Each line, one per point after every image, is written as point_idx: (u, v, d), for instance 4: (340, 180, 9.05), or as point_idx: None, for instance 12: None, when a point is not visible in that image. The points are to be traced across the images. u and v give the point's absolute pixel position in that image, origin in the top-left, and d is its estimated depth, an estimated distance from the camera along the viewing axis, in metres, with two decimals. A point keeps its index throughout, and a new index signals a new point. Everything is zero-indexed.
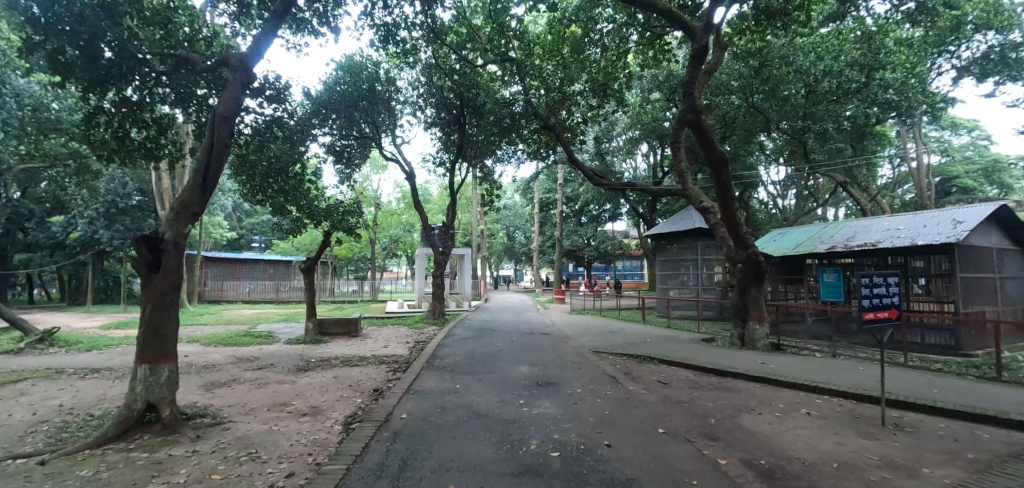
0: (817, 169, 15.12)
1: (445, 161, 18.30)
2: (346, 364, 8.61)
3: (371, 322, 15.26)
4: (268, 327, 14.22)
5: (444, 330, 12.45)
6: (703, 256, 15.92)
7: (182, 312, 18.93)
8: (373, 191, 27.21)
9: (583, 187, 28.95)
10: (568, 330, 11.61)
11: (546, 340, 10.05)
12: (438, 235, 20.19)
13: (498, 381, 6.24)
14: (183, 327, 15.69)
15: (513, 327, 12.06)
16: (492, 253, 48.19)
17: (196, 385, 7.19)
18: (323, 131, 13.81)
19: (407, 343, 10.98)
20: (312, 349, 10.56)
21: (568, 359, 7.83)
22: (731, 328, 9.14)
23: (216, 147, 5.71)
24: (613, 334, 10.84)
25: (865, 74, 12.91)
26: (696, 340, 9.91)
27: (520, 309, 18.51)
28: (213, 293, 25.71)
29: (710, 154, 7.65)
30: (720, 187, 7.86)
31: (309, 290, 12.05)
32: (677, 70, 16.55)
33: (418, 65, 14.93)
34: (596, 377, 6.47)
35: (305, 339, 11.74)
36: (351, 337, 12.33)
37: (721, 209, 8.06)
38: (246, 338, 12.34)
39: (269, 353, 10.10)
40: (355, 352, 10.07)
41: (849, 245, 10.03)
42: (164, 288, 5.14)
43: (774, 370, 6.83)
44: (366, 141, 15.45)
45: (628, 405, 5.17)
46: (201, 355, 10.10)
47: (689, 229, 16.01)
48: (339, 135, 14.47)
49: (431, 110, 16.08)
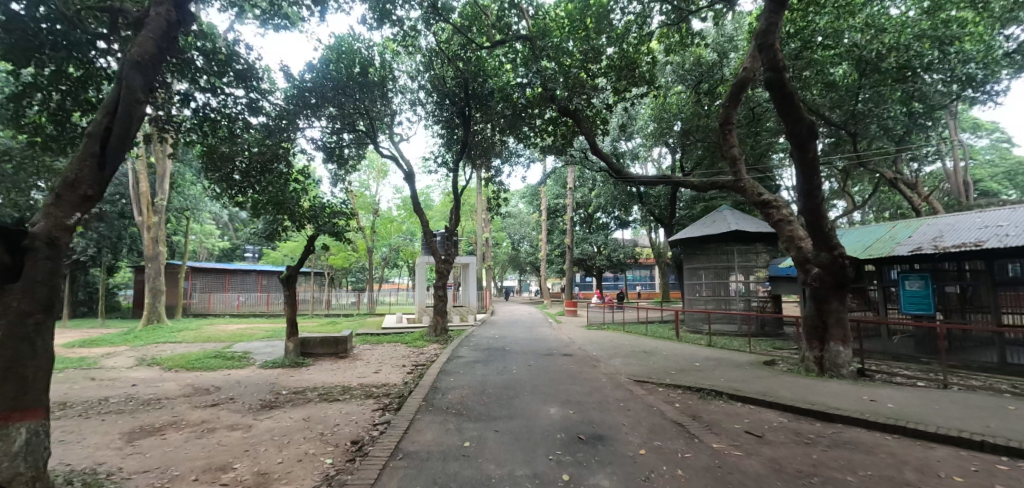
0: (868, 158, 13.41)
1: (446, 161, 16.68)
2: (322, 398, 6.81)
3: (365, 340, 13.47)
4: (246, 346, 12.41)
5: (448, 349, 10.66)
6: (738, 264, 14.00)
7: (159, 327, 17.16)
8: (370, 197, 25.52)
9: (593, 192, 27.33)
10: (594, 350, 9.77)
11: (570, 364, 8.24)
12: (439, 242, 18.45)
13: (525, 433, 4.46)
14: (154, 346, 13.89)
15: (528, 346, 10.24)
16: (496, 263, 46.40)
17: (118, 435, 5.38)
18: (313, 124, 12.18)
19: (402, 367, 9.18)
20: (289, 376, 8.78)
21: (608, 393, 6.05)
22: (805, 351, 7.34)
23: (121, 102, 4.03)
24: (650, 355, 8.98)
25: (937, 47, 11.12)
26: (755, 363, 8.09)
27: (532, 323, 16.68)
28: (200, 306, 23.96)
29: (792, 126, 6.10)
30: (804, 168, 6.28)
31: (290, 305, 10.29)
32: (707, 56, 14.98)
33: (418, 53, 13.36)
34: (657, 426, 4.69)
35: (282, 362, 9.94)
36: (339, 358, 10.56)
37: (802, 197, 6.45)
38: (216, 360, 10.56)
39: (235, 381, 8.31)
40: (339, 379, 8.28)
41: (939, 245, 8.19)
42: (26, 307, 3.42)
43: (898, 412, 5.04)
44: (361, 137, 13.90)
45: (731, 483, 3.38)
46: (153, 384, 8.31)
47: (720, 234, 13.99)
48: (330, 129, 12.83)
49: (432, 104, 14.49)
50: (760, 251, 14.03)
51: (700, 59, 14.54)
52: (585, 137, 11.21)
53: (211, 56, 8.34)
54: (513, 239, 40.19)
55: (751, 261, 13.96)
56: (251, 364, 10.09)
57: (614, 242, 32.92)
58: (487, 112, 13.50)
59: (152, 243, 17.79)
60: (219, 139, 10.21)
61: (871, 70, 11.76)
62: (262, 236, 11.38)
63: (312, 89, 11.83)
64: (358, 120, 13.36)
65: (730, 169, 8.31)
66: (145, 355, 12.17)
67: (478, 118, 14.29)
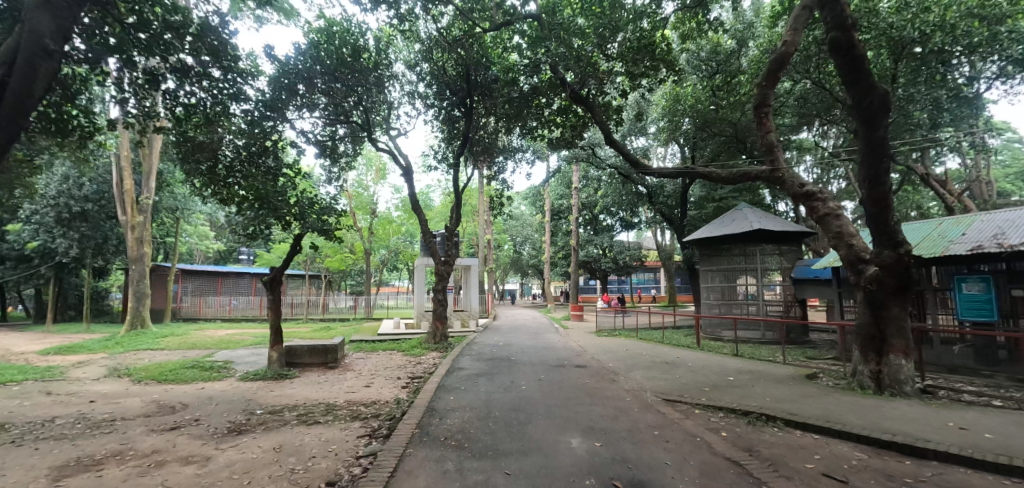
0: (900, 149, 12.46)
1: (446, 157, 15.73)
2: (301, 421, 5.83)
3: (358, 347, 12.51)
4: (229, 355, 11.43)
5: (447, 360, 9.70)
6: (760, 266, 12.98)
7: (142, 333, 16.18)
8: (368, 196, 24.54)
9: (599, 192, 26.40)
10: (610, 361, 8.77)
11: (586, 377, 7.26)
12: (440, 243, 17.49)
13: (545, 476, 3.50)
14: (133, 354, 12.90)
15: (535, 356, 9.26)
16: (498, 266, 45.41)
17: (44, 472, 4.41)
18: (302, 113, 11.17)
19: (397, 380, 8.21)
20: (269, 391, 7.81)
21: (638, 417, 5.08)
22: (860, 364, 6.37)
23: None
24: (675, 367, 7.99)
25: (986, 26, 10.20)
26: (797, 377, 7.10)
27: (538, 329, 15.73)
28: (190, 310, 22.99)
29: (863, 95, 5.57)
30: (871, 145, 5.68)
31: (274, 310, 9.34)
32: (726, 44, 14.03)
33: (416, 38, 12.37)
34: (711, 466, 3.74)
35: (265, 373, 8.98)
36: (328, 369, 9.60)
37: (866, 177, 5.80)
38: (193, 370, 9.60)
39: (207, 398, 7.35)
40: (324, 395, 7.32)
41: (1004, 244, 7.17)
42: None
43: (1004, 445, 4.09)
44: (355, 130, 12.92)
45: None
46: (115, 401, 7.34)
47: (741, 234, 13.00)
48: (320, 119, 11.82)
49: (432, 94, 13.51)
50: (784, 252, 13.00)
51: (717, 45, 13.66)
52: (598, 127, 10.20)
53: (179, 31, 7.39)
54: (515, 242, 39.22)
55: (775, 263, 12.97)
56: (231, 376, 9.12)
57: (620, 244, 31.97)
58: (491, 102, 12.57)
59: (136, 244, 16.81)
60: (196, 128, 9.34)
61: (909, 53, 10.79)
62: (245, 236, 10.41)
63: (300, 75, 10.85)
64: (352, 111, 12.38)
65: (764, 157, 7.42)
66: (118, 365, 11.19)
67: (481, 108, 13.38)
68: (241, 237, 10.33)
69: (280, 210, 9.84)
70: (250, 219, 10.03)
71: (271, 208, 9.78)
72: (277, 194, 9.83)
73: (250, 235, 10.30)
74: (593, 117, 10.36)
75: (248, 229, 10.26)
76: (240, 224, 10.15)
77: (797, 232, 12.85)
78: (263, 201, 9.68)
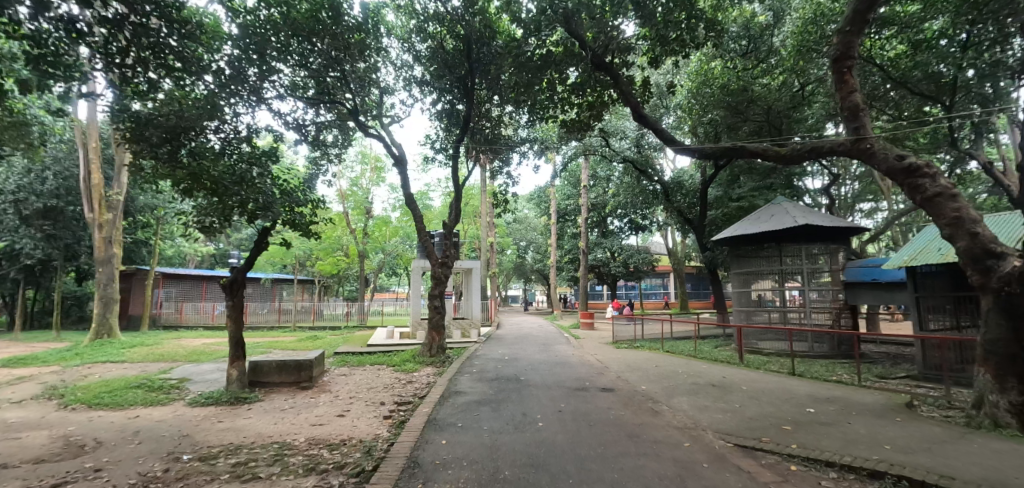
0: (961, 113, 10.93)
1: (444, 148, 14.20)
2: (233, 475, 4.23)
3: (342, 362, 10.90)
4: (191, 370, 9.81)
5: (442, 379, 8.10)
6: (806, 269, 11.20)
7: (108, 343, 14.57)
8: (363, 194, 23.12)
9: (610, 192, 24.91)
10: (642, 382, 7.11)
11: (619, 407, 5.60)
12: (438, 244, 15.87)
13: None
14: (85, 368, 11.25)
15: (550, 375, 7.61)
16: (501, 272, 43.90)
17: None
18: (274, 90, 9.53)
19: (378, 408, 6.58)
20: (216, 422, 6.19)
21: (713, 480, 3.46)
22: (996, 394, 4.77)
23: None
24: (728, 392, 6.33)
25: None
26: (895, 409, 5.45)
27: (548, 340, 14.10)
28: (171, 317, 21.46)
29: None
30: None
31: (234, 320, 7.74)
32: (760, 20, 12.64)
33: (411, 11, 10.77)
34: None
35: (221, 396, 7.38)
36: (300, 390, 8.01)
37: None
38: (139, 391, 8.00)
39: (132, 434, 5.74)
40: (281, 430, 5.71)
41: None
42: None
43: None
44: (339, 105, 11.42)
45: None
46: (15, 436, 5.76)
47: (780, 230, 11.23)
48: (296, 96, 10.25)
49: (428, 76, 11.91)
50: (836, 252, 11.17)
51: (752, 19, 12.31)
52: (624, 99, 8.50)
53: None
54: (519, 246, 37.74)
55: (826, 265, 11.14)
56: (180, 399, 7.53)
57: (629, 248, 30.41)
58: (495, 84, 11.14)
59: (103, 244, 15.25)
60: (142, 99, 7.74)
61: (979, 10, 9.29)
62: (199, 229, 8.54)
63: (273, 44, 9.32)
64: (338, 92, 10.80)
65: (845, 123, 5.87)
66: (60, 382, 9.58)
67: (483, 87, 11.91)
68: (194, 230, 8.56)
69: (243, 201, 8.16)
70: (203, 208, 8.26)
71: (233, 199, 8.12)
72: (239, 180, 8.16)
73: (205, 227, 8.61)
74: (617, 89, 8.57)
75: (202, 220, 8.52)
76: (192, 213, 8.39)
77: (846, 228, 11.11)
78: (216, 189, 7.97)
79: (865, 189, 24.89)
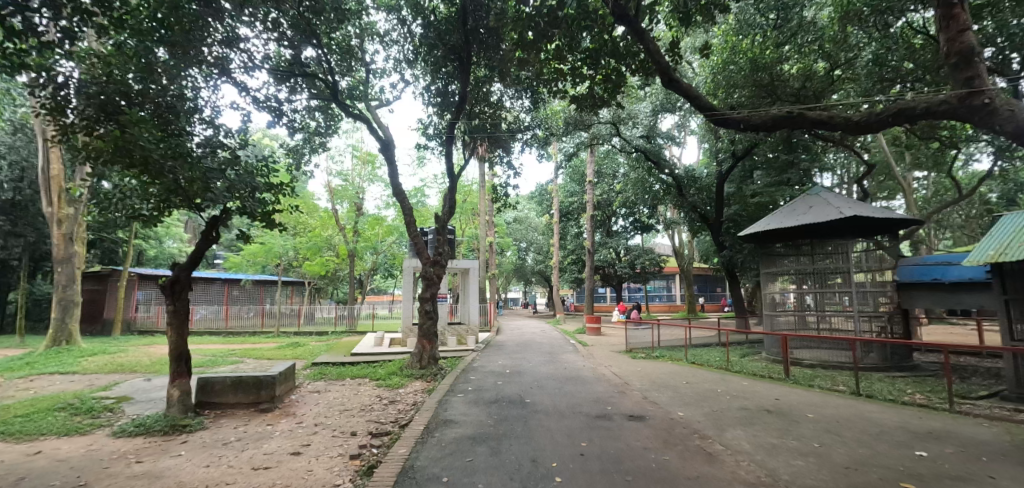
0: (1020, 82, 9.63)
1: (437, 132, 12.78)
2: None
3: (319, 374, 9.48)
4: (138, 387, 8.37)
5: (429, 400, 6.68)
6: (854, 267, 9.66)
7: (66, 350, 13.13)
8: (354, 190, 21.80)
9: (615, 189, 23.59)
10: (677, 408, 5.71)
11: (659, 449, 4.20)
12: (431, 241, 14.43)
13: None
14: (24, 382, 9.80)
15: (561, 396, 6.18)
16: (501, 273, 42.58)
17: None
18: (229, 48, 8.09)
19: (345, 444, 5.17)
20: (133, 463, 4.79)
21: None
22: None
23: None
24: (794, 425, 4.92)
25: None
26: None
27: (554, 348, 12.65)
28: (146, 322, 20.07)
29: None
30: None
31: (174, 328, 6.34)
32: None
33: None
34: None
35: (155, 423, 5.96)
36: (257, 414, 6.60)
37: None
38: (61, 414, 6.57)
39: (10, 483, 4.30)
40: (211, 478, 4.31)
41: None
42: None
43: None
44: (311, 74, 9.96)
45: None
46: None
47: (822, 222, 9.67)
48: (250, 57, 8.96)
49: (416, 48, 10.46)
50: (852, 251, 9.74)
51: None
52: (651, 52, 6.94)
53: None
54: (519, 248, 36.39)
55: (876, 264, 9.64)
56: (106, 427, 6.12)
57: (635, 248, 29.05)
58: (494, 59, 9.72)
59: (63, 241, 13.77)
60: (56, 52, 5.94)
61: None
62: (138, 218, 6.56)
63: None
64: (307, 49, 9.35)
65: (951, 73, 4.68)
66: None
67: (481, 63, 10.60)
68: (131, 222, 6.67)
69: (182, 183, 6.05)
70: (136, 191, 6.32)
71: (168, 179, 6.03)
72: (177, 154, 6.05)
73: (143, 218, 6.63)
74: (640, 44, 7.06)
75: (139, 207, 6.62)
76: (125, 198, 6.48)
77: (902, 220, 9.53)
78: (147, 165, 5.83)
79: (883, 185, 23.63)
